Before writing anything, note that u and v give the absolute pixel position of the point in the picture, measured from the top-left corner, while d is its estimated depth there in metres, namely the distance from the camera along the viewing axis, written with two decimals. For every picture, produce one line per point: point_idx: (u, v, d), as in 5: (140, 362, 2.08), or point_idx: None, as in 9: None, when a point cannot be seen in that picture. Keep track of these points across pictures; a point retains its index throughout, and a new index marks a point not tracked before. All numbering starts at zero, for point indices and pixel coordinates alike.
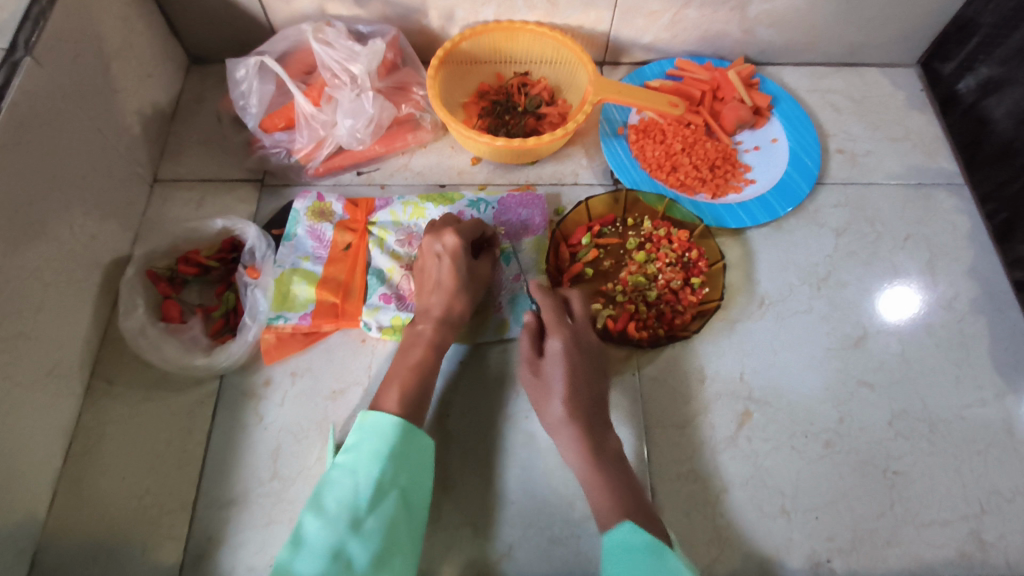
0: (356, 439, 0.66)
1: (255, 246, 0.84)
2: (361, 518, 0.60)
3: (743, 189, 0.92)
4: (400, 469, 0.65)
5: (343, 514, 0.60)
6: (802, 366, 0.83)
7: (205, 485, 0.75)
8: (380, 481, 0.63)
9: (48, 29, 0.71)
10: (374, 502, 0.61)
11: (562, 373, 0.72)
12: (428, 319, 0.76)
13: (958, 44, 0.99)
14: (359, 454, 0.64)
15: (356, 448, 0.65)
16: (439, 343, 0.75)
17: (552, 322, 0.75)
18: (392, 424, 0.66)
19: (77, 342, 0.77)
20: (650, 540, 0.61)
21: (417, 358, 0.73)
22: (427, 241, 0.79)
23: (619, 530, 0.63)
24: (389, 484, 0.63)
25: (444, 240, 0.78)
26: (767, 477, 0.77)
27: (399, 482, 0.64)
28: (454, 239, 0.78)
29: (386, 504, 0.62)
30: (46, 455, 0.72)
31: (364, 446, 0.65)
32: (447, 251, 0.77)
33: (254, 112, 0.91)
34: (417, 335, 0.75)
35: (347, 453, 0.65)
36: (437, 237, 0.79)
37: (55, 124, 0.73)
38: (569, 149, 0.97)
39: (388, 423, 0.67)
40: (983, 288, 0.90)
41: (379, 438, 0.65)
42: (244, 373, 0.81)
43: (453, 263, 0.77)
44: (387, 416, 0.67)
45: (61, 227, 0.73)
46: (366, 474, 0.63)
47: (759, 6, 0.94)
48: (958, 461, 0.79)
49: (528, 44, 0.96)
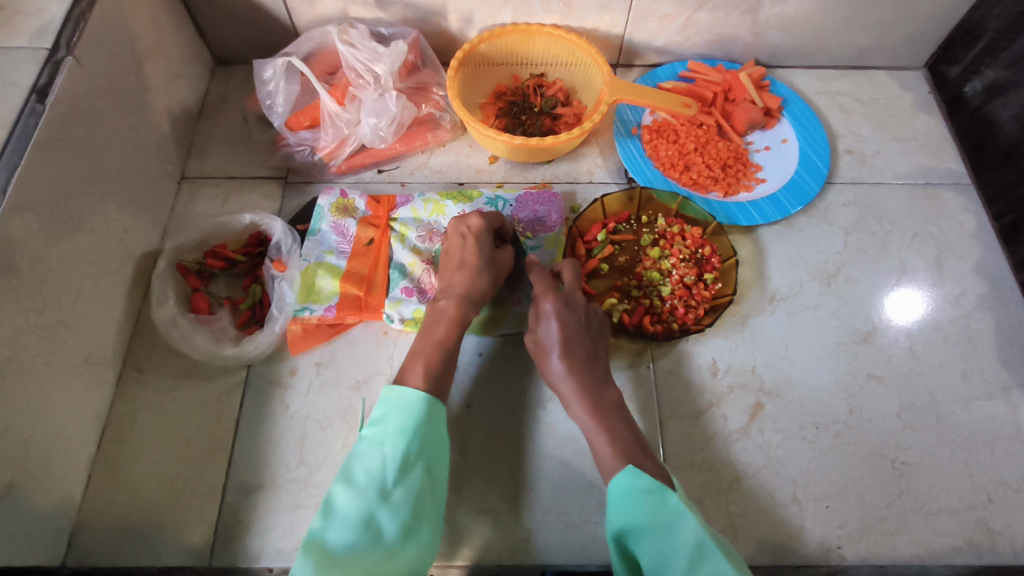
0: (382, 413, 0.68)
1: (281, 240, 0.86)
2: (388, 490, 0.62)
3: (754, 187, 0.95)
4: (425, 442, 0.66)
5: (372, 486, 0.62)
6: (812, 359, 0.85)
7: (233, 470, 0.77)
8: (406, 454, 0.65)
9: (87, 30, 0.74)
10: (401, 475, 0.63)
11: (557, 331, 0.74)
12: (450, 296, 0.77)
13: (965, 48, 1.01)
14: (386, 427, 0.66)
15: (382, 422, 0.67)
16: (462, 321, 0.76)
17: (544, 288, 0.78)
18: (417, 399, 0.68)
19: (111, 331, 0.80)
20: (651, 484, 0.65)
21: (441, 334, 0.75)
22: (453, 223, 0.82)
23: (621, 474, 0.66)
24: (415, 457, 0.65)
25: (469, 222, 0.81)
26: (778, 466, 0.79)
27: (424, 455, 0.66)
28: (478, 220, 0.81)
29: (412, 477, 0.64)
30: (82, 440, 0.75)
31: (390, 419, 0.67)
32: (472, 232, 0.80)
33: (280, 111, 0.93)
34: (440, 312, 0.76)
35: (373, 427, 0.67)
36: (463, 219, 0.82)
37: (93, 122, 0.75)
38: (584, 148, 1.00)
39: (413, 397, 0.68)
40: (990, 285, 0.92)
41: (405, 412, 0.67)
42: (270, 363, 0.83)
43: (477, 242, 0.79)
44: (412, 390, 0.69)
45: (97, 220, 0.76)
46: (393, 446, 0.65)
47: (769, 10, 0.97)
48: (965, 452, 0.81)
49: (544, 47, 0.99)
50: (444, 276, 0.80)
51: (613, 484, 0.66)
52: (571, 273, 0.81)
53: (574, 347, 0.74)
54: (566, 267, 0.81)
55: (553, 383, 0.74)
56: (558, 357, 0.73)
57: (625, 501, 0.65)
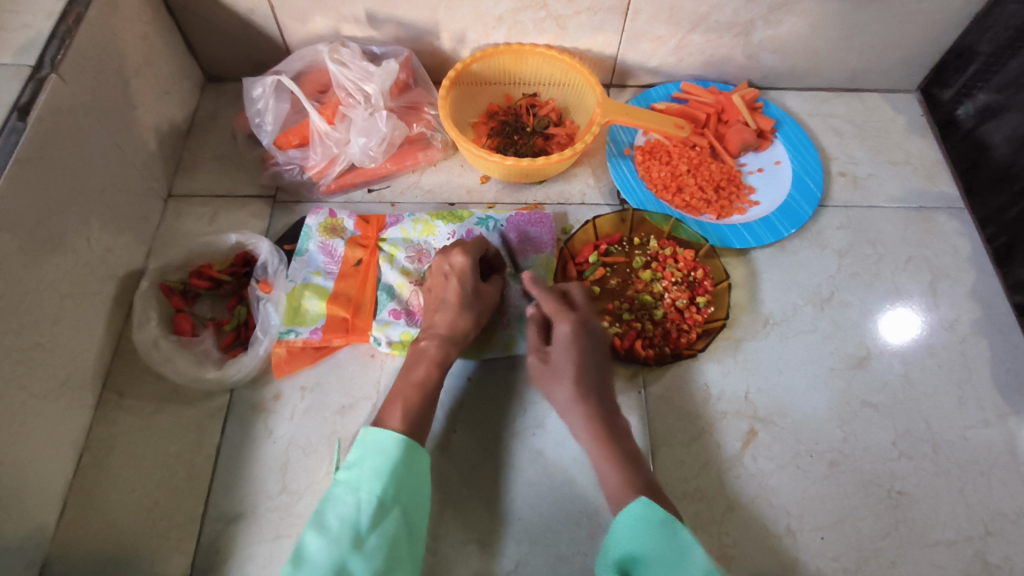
0: (358, 455, 0.66)
1: (267, 260, 0.85)
2: (362, 536, 0.60)
3: (747, 210, 0.94)
4: (401, 487, 0.65)
5: (345, 532, 0.60)
6: (807, 386, 0.84)
7: (213, 498, 0.75)
8: (382, 499, 0.63)
9: (73, 47, 0.73)
10: (375, 520, 0.62)
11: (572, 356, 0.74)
12: (432, 336, 0.77)
13: (957, 71, 1.01)
14: (362, 471, 0.65)
15: (358, 465, 0.65)
16: (443, 361, 0.75)
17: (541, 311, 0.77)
18: (394, 441, 0.67)
19: (90, 354, 0.78)
20: (664, 516, 0.62)
21: (422, 374, 0.74)
22: (436, 260, 0.81)
23: (635, 504, 0.64)
24: (390, 502, 0.63)
25: (451, 260, 0.80)
26: (771, 495, 0.78)
27: (400, 499, 0.64)
28: (461, 259, 0.79)
29: (387, 523, 0.62)
30: (58, 466, 0.73)
31: (366, 462, 0.65)
32: (454, 271, 0.79)
33: (269, 130, 0.93)
34: (422, 352, 0.76)
35: (349, 470, 0.65)
36: (446, 256, 0.80)
37: (78, 139, 0.74)
38: (576, 169, 0.99)
39: (390, 439, 0.67)
40: (984, 310, 0.91)
41: (381, 454, 0.66)
42: (254, 387, 0.81)
43: (460, 282, 0.78)
44: (389, 433, 0.67)
45: (78, 240, 0.75)
46: (368, 491, 0.63)
47: (762, 33, 0.97)
48: (962, 481, 0.79)
49: (536, 66, 0.98)
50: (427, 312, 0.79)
51: (624, 512, 0.64)
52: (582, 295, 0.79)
53: (584, 375, 0.73)
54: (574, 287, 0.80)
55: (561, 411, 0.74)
56: (569, 385, 0.73)
57: (635, 530, 0.62)
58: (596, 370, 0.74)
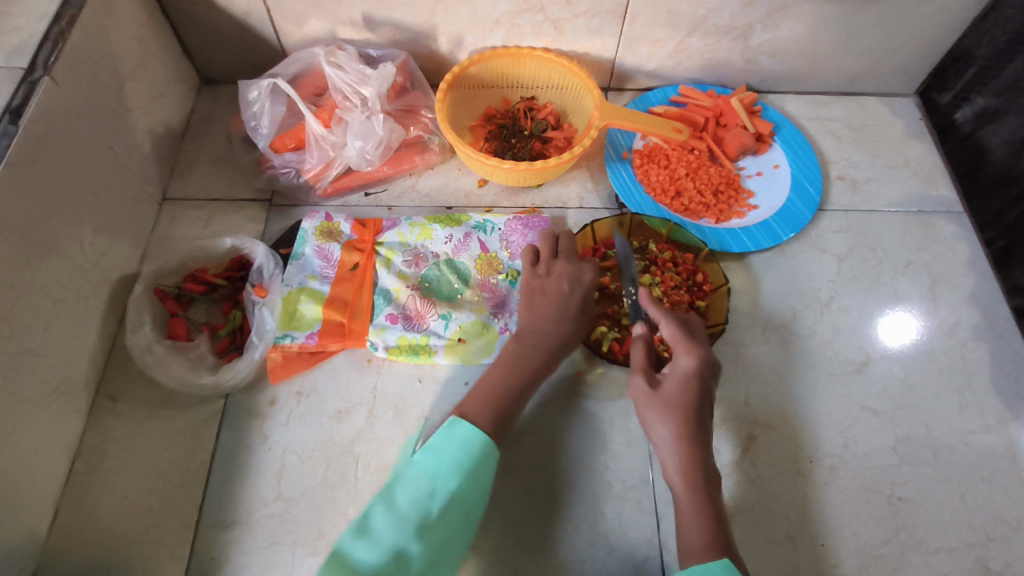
0: (440, 442, 0.65)
1: (263, 264, 0.85)
2: (427, 524, 0.60)
3: (746, 214, 0.93)
4: (473, 482, 0.64)
5: (411, 518, 0.60)
6: (806, 391, 0.84)
7: (208, 504, 0.74)
8: (452, 491, 0.62)
9: (66, 49, 0.72)
10: (442, 511, 0.61)
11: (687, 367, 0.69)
12: (493, 342, 0.76)
13: (955, 75, 1.01)
14: (440, 459, 0.64)
15: (436, 450, 0.65)
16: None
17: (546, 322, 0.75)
18: (479, 438, 0.65)
19: (83, 359, 0.77)
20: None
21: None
22: (566, 268, 0.78)
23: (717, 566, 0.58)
24: (459, 496, 0.63)
25: (583, 274, 0.78)
26: (771, 502, 0.77)
27: (468, 495, 0.63)
28: (591, 276, 0.78)
29: (452, 515, 0.62)
30: (50, 473, 0.72)
31: (446, 451, 0.64)
32: (572, 282, 0.77)
33: (265, 133, 0.92)
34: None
35: (427, 453, 0.65)
36: (575, 270, 0.78)
37: (71, 142, 0.73)
38: (574, 172, 0.99)
39: (475, 435, 0.65)
40: (984, 315, 0.90)
41: (462, 448, 0.65)
42: (249, 392, 0.81)
43: (571, 294, 0.76)
44: (476, 428, 0.66)
45: (71, 244, 0.74)
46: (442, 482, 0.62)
47: (760, 36, 0.97)
48: (962, 487, 0.79)
49: (534, 69, 0.98)
50: None
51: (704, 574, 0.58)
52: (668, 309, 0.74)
53: (686, 414, 0.67)
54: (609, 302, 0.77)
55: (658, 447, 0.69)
56: (669, 424, 0.67)
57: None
58: (700, 405, 0.68)
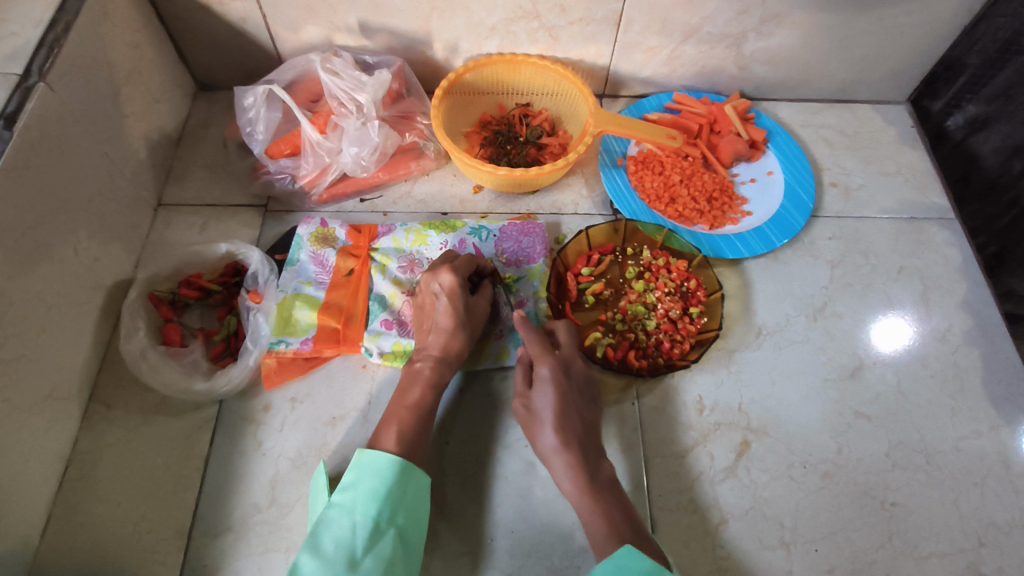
0: (353, 477, 0.67)
1: (258, 270, 0.85)
2: (357, 558, 0.61)
3: (740, 220, 0.94)
4: (397, 508, 0.65)
5: (340, 555, 0.61)
6: (799, 396, 0.84)
7: (201, 511, 0.74)
8: (376, 521, 0.64)
9: (62, 56, 0.72)
10: (370, 542, 0.62)
11: (552, 402, 0.72)
12: (427, 357, 0.76)
13: (946, 83, 1.02)
14: (356, 493, 0.65)
15: (354, 487, 0.66)
16: (440, 382, 0.75)
17: (537, 348, 0.76)
18: (389, 462, 0.67)
19: (77, 365, 0.77)
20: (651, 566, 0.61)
21: (416, 397, 0.73)
22: (425, 279, 0.79)
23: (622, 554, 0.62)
24: (385, 524, 0.64)
25: (440, 279, 0.78)
26: (765, 507, 0.77)
27: (395, 520, 0.65)
28: (450, 277, 0.78)
29: (383, 544, 0.63)
30: (43, 479, 0.72)
31: (362, 483, 0.66)
32: (444, 291, 0.77)
33: (261, 138, 0.92)
34: (416, 373, 0.75)
35: (344, 493, 0.66)
36: (435, 275, 0.79)
37: (66, 148, 0.73)
38: (569, 178, 0.99)
39: (385, 459, 0.67)
40: (976, 321, 0.91)
41: (377, 476, 0.66)
42: (243, 398, 0.80)
43: (450, 303, 0.77)
44: (384, 453, 0.68)
45: (66, 250, 0.74)
46: (365, 513, 0.64)
47: (754, 44, 0.97)
48: (955, 493, 0.79)
49: (529, 77, 0.98)
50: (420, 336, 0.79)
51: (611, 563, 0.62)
52: (567, 334, 0.79)
53: (571, 423, 0.72)
54: (561, 327, 0.79)
55: (543, 455, 0.72)
56: (552, 431, 0.71)
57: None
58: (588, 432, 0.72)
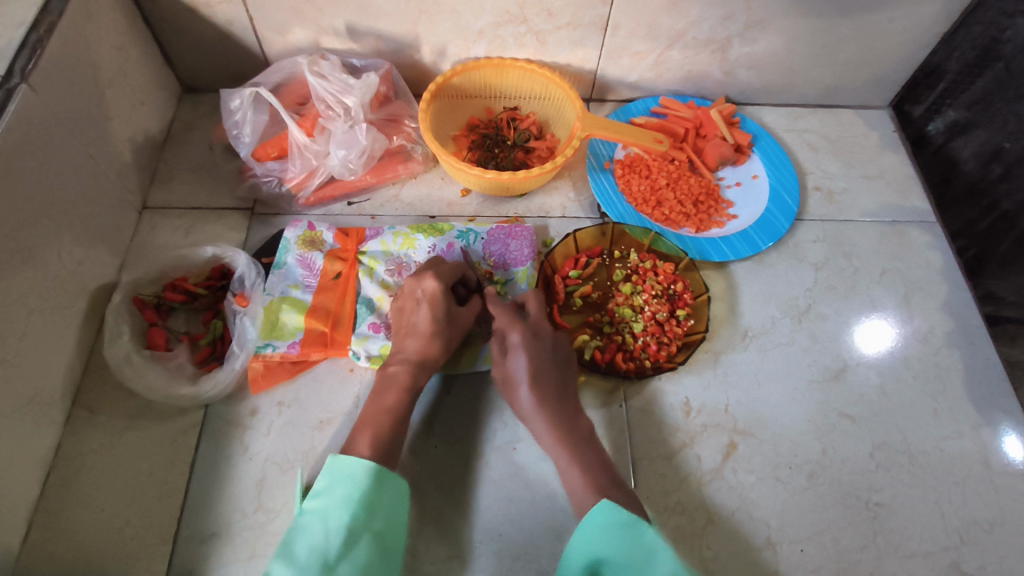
0: (325, 484, 0.66)
1: (244, 273, 0.84)
2: (332, 565, 0.60)
3: (726, 223, 0.95)
4: (371, 514, 0.64)
5: (314, 562, 0.59)
6: (785, 397, 0.85)
7: (186, 517, 0.73)
8: (350, 527, 0.63)
9: (45, 57, 0.72)
10: (344, 548, 0.61)
11: (525, 365, 0.74)
12: (403, 361, 0.76)
13: (927, 88, 1.04)
14: (329, 499, 0.64)
15: (326, 494, 0.65)
16: (414, 387, 0.75)
17: (508, 321, 0.77)
18: (360, 467, 0.66)
19: (59, 370, 0.76)
20: (629, 517, 0.63)
21: (392, 401, 0.74)
22: (409, 284, 0.80)
23: (598, 508, 0.64)
24: (360, 529, 0.63)
25: (423, 285, 0.79)
26: (751, 508, 0.78)
27: (371, 525, 0.64)
28: (433, 283, 0.78)
29: (359, 550, 0.62)
30: (23, 486, 0.71)
31: (335, 489, 0.65)
32: (426, 297, 0.78)
33: (247, 142, 0.92)
34: (391, 378, 0.75)
35: (316, 500, 0.65)
36: (418, 281, 0.79)
37: (49, 150, 0.73)
38: (557, 182, 0.99)
39: (356, 465, 0.66)
40: (957, 323, 0.93)
41: (349, 481, 0.65)
42: (229, 403, 0.80)
43: (431, 308, 0.77)
44: (356, 458, 0.67)
45: (48, 253, 0.73)
46: (337, 518, 0.63)
47: (739, 50, 0.99)
48: (937, 492, 0.80)
49: (517, 80, 0.99)
50: (396, 341, 0.79)
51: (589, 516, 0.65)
52: (536, 303, 0.80)
53: (544, 381, 0.74)
54: (529, 297, 0.80)
55: (524, 415, 0.74)
56: (528, 389, 0.73)
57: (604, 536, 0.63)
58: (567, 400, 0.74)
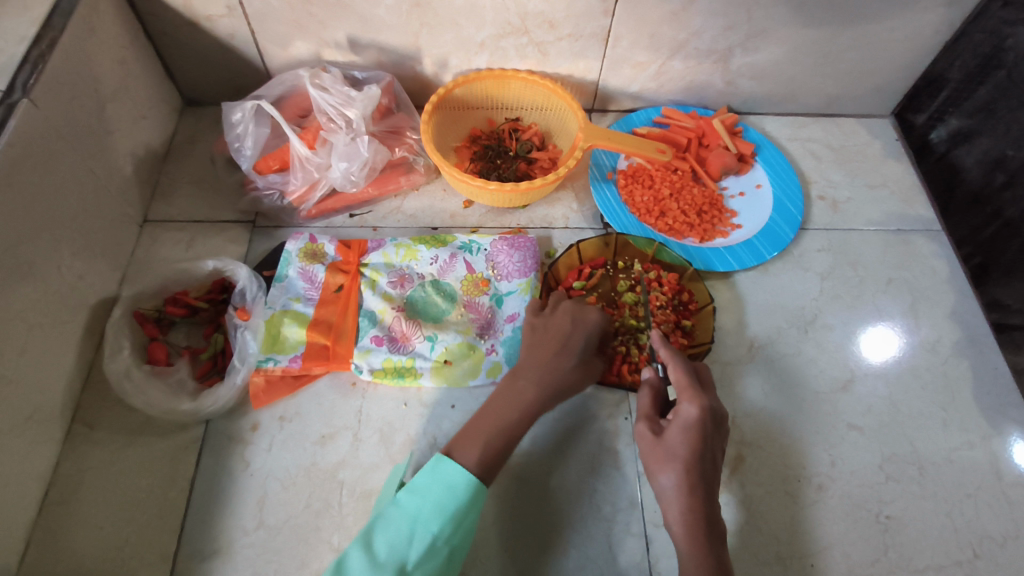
0: (427, 484, 0.66)
1: (245, 286, 0.83)
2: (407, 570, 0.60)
3: (729, 233, 0.94)
4: (459, 529, 0.64)
5: (392, 561, 0.60)
6: (793, 408, 0.84)
7: (186, 534, 0.72)
8: (435, 538, 0.63)
9: (46, 71, 0.72)
10: (423, 557, 0.61)
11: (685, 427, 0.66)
12: None
13: (929, 97, 1.04)
14: (425, 501, 0.64)
15: (422, 493, 0.65)
16: None
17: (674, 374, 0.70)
18: (466, 480, 0.66)
19: (59, 386, 0.75)
20: None
21: None
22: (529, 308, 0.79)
23: None
24: (442, 543, 0.63)
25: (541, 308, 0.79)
26: (761, 522, 0.77)
27: (451, 539, 0.64)
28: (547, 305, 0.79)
29: (434, 561, 0.62)
30: (22, 504, 0.70)
31: (432, 494, 0.65)
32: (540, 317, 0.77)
33: (249, 154, 0.91)
34: None
35: (411, 496, 0.65)
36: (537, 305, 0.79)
37: (50, 164, 0.72)
38: (559, 193, 0.99)
39: (462, 477, 0.66)
40: (964, 331, 0.92)
41: (449, 491, 0.65)
42: (230, 418, 0.79)
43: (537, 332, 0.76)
44: (463, 469, 0.66)
45: (49, 268, 0.72)
46: (426, 526, 0.63)
47: (740, 60, 0.98)
48: (948, 505, 0.79)
49: (518, 91, 0.98)
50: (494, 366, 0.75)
51: None
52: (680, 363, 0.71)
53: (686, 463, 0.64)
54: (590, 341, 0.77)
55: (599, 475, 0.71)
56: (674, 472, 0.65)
57: None
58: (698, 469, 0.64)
